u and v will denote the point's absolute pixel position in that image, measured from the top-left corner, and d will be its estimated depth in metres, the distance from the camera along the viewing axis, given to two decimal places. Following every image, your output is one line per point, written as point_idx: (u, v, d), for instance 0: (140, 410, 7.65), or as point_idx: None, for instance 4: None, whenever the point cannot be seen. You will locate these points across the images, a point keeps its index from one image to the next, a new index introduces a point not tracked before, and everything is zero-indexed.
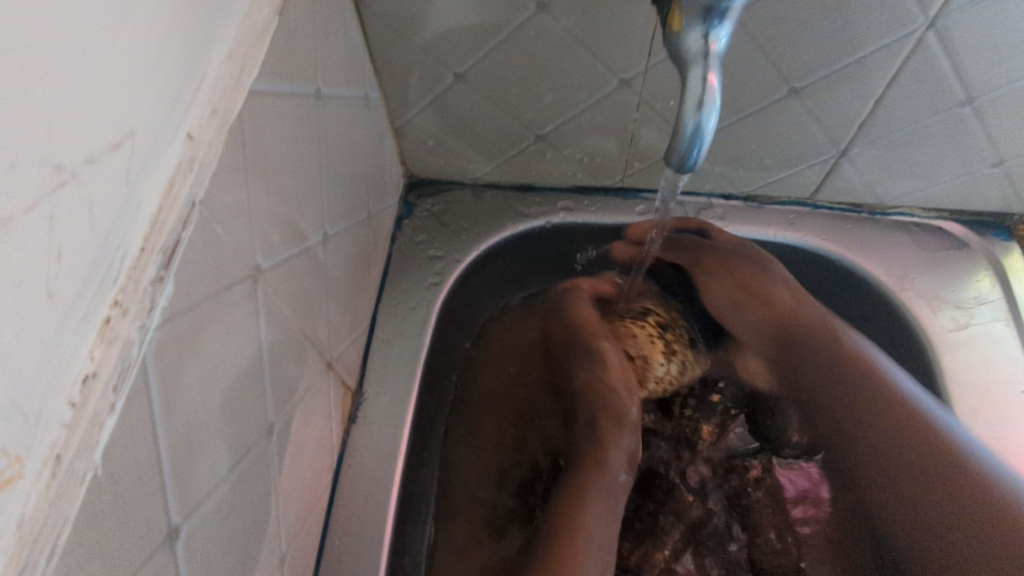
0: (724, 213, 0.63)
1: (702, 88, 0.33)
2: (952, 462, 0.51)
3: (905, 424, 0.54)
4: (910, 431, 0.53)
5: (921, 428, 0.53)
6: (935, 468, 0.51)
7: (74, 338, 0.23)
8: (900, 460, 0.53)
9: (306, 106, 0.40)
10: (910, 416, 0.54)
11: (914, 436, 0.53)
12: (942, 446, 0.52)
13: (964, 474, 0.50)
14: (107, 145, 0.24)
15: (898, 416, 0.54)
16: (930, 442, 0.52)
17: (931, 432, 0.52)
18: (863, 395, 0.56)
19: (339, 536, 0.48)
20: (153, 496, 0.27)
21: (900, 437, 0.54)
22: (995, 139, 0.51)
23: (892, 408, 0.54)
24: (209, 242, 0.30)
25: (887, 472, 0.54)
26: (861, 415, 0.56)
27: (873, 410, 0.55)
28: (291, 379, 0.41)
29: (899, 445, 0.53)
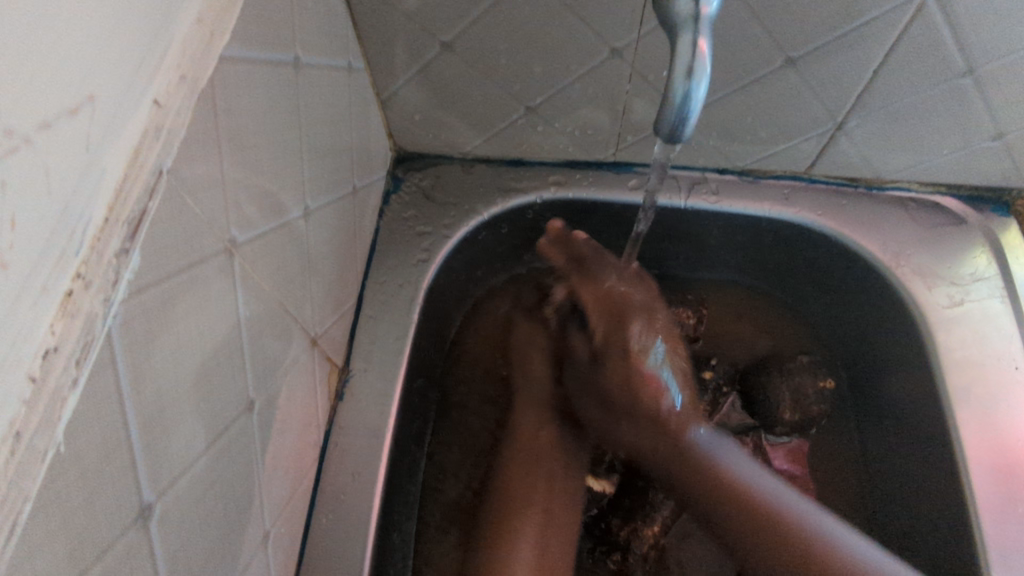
0: (718, 187, 0.61)
1: (692, 54, 0.31)
2: (781, 532, 0.50)
3: (683, 479, 0.54)
4: (721, 492, 0.52)
5: (750, 498, 0.52)
6: (778, 545, 0.50)
7: (33, 312, 0.22)
8: (714, 508, 0.53)
9: (283, 75, 0.38)
10: (706, 458, 0.53)
11: (729, 507, 0.52)
12: (801, 562, 0.49)
13: (819, 558, 0.49)
14: (64, 110, 0.23)
15: (687, 465, 0.53)
16: (743, 514, 0.52)
17: (721, 484, 0.52)
18: (678, 456, 0.53)
19: (326, 513, 0.48)
20: (123, 472, 0.26)
21: (749, 526, 0.52)
22: (995, 111, 0.50)
23: (716, 477, 0.53)
24: (178, 213, 0.29)
25: (751, 533, 0.51)
26: (707, 503, 0.53)
27: (705, 490, 0.53)
28: (273, 355, 0.40)
29: (761, 547, 0.51)
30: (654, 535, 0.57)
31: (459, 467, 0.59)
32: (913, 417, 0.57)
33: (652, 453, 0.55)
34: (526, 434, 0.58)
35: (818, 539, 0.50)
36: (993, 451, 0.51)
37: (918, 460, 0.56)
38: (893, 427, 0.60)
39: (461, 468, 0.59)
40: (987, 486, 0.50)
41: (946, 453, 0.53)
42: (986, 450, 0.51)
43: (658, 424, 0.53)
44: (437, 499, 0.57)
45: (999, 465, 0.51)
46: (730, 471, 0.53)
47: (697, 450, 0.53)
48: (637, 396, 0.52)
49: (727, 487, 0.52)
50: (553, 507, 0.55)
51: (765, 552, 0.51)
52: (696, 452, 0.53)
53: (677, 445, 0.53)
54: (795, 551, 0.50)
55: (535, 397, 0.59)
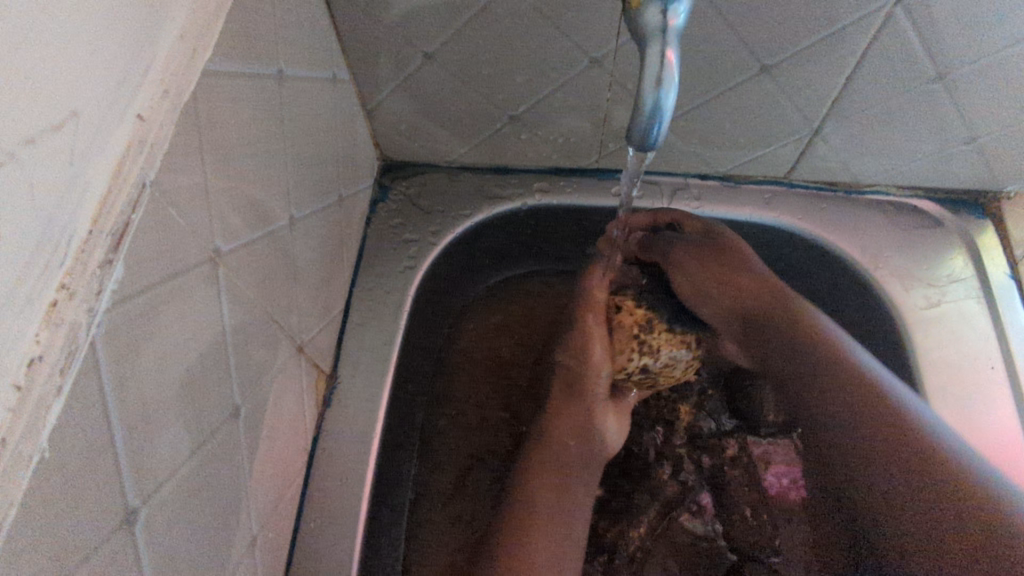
0: (701, 192, 0.63)
1: (661, 64, 0.32)
2: (930, 460, 0.50)
3: (821, 374, 0.56)
4: (880, 407, 0.53)
5: (883, 410, 0.53)
6: (922, 459, 0.50)
7: (18, 321, 0.22)
8: (835, 387, 0.55)
9: (267, 87, 0.39)
10: (814, 328, 0.58)
11: (868, 417, 0.53)
12: (926, 465, 0.50)
13: (934, 457, 0.50)
14: (48, 125, 0.23)
15: (847, 377, 0.55)
16: (888, 416, 0.52)
17: (879, 394, 0.53)
18: (745, 300, 0.60)
19: (314, 519, 0.48)
20: (108, 477, 0.27)
21: (901, 442, 0.52)
22: (967, 115, 0.51)
23: (876, 390, 0.53)
24: (162, 224, 0.30)
25: (887, 452, 0.52)
26: (851, 401, 0.54)
27: (842, 385, 0.55)
28: (260, 362, 0.41)
29: (878, 440, 0.53)
30: (640, 537, 0.60)
31: (459, 476, 0.59)
32: None
33: (757, 317, 0.60)
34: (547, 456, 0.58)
35: (963, 476, 0.49)
36: (971, 448, 0.53)
37: None
38: None
39: (463, 476, 0.59)
40: None
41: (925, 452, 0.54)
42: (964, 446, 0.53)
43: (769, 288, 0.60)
44: (425, 506, 0.57)
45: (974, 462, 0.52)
46: (856, 363, 0.56)
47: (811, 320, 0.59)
48: (783, 319, 0.59)
49: (848, 371, 0.55)
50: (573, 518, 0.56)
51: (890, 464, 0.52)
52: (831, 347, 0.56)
53: (801, 324, 0.58)
54: (928, 470, 0.50)
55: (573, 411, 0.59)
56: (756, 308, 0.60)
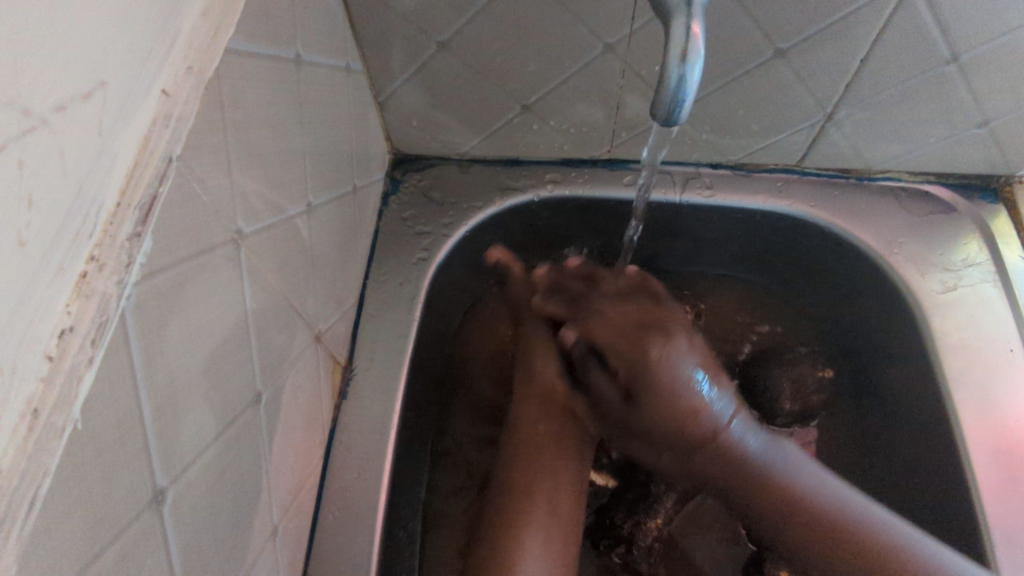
0: (713, 181, 0.62)
1: (686, 37, 0.32)
2: (848, 539, 0.46)
3: (765, 491, 0.48)
4: (774, 492, 0.47)
5: (780, 494, 0.47)
6: (839, 535, 0.46)
7: (50, 290, 0.22)
8: (740, 495, 0.49)
9: (285, 71, 0.39)
10: (723, 446, 0.46)
11: (762, 505, 0.48)
12: (855, 548, 0.46)
13: (830, 527, 0.47)
14: (77, 94, 0.23)
15: (741, 479, 0.48)
16: (821, 524, 0.47)
17: (788, 487, 0.47)
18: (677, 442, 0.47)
19: (332, 511, 0.48)
20: (138, 454, 0.26)
21: (822, 532, 0.47)
22: (980, 98, 0.51)
23: (752, 468, 0.47)
24: (188, 200, 0.29)
25: (815, 533, 0.47)
26: (763, 512, 0.49)
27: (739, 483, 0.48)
28: (279, 349, 0.40)
29: (827, 545, 0.47)
30: (657, 527, 0.59)
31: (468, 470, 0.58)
32: (912, 402, 0.58)
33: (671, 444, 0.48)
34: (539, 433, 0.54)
35: (875, 537, 0.46)
36: (992, 432, 0.52)
37: (918, 444, 0.57)
38: (893, 414, 0.60)
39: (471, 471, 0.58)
40: (987, 464, 0.51)
41: (947, 436, 0.53)
42: (985, 431, 0.52)
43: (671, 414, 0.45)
44: (444, 495, 0.57)
45: (998, 444, 0.51)
46: (792, 487, 0.47)
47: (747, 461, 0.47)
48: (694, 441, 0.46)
49: (756, 476, 0.47)
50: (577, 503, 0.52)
51: (831, 550, 0.47)
52: (745, 468, 0.47)
53: (693, 436, 0.46)
54: (850, 550, 0.46)
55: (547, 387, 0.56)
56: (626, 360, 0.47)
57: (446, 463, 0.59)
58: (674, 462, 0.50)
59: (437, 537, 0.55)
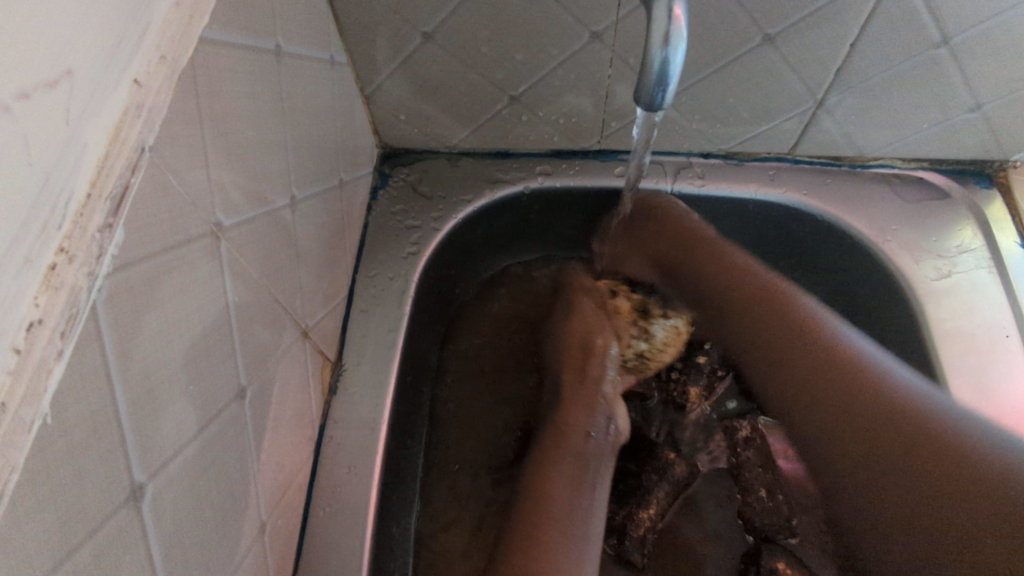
0: (705, 171, 0.62)
1: (668, 20, 0.31)
2: (873, 401, 0.48)
3: (806, 349, 0.52)
4: (857, 378, 0.49)
5: (865, 385, 0.48)
6: (854, 400, 0.48)
7: (16, 281, 0.22)
8: (808, 395, 0.51)
9: (265, 62, 0.38)
10: (830, 344, 0.51)
11: (835, 380, 0.50)
12: (906, 435, 0.45)
13: (909, 427, 0.45)
14: (42, 81, 0.23)
15: (791, 328, 0.53)
16: (840, 392, 0.49)
17: (845, 361, 0.50)
18: (795, 330, 0.53)
19: (323, 508, 0.47)
20: (113, 449, 0.26)
21: (882, 412, 0.47)
22: (972, 81, 0.51)
23: (814, 337, 0.52)
24: (162, 191, 0.29)
25: (818, 399, 0.51)
26: (829, 390, 0.50)
27: (803, 361, 0.52)
28: (264, 344, 0.40)
29: (866, 440, 0.47)
30: (651, 519, 0.58)
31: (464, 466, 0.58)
32: None
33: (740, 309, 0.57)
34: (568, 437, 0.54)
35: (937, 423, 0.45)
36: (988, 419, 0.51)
37: None
38: None
39: (466, 466, 0.58)
40: None
41: None
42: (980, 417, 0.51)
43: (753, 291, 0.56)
44: (440, 495, 0.57)
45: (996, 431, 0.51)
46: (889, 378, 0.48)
47: (838, 350, 0.51)
48: (796, 331, 0.53)
49: (837, 361, 0.50)
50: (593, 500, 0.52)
51: (835, 412, 0.49)
52: (846, 356, 0.50)
53: (793, 325, 0.53)
54: (901, 417, 0.46)
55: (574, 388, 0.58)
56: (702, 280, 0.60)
57: (440, 462, 0.58)
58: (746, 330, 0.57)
59: (434, 538, 0.55)
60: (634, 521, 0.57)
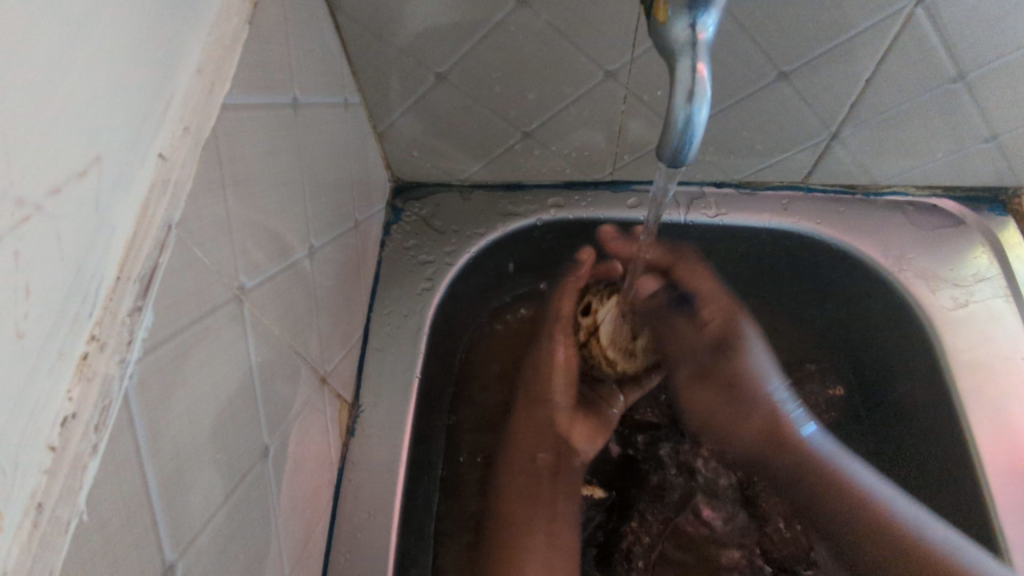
0: (717, 201, 0.62)
1: (692, 79, 0.32)
2: (896, 530, 0.54)
3: (778, 452, 0.60)
4: (790, 465, 0.60)
5: (891, 538, 0.54)
6: (882, 529, 0.55)
7: (49, 380, 0.22)
8: (836, 525, 0.58)
9: (284, 117, 0.38)
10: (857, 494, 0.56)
11: (842, 517, 0.57)
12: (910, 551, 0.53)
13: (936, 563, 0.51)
14: (73, 172, 0.23)
15: (814, 487, 0.58)
16: (817, 488, 0.58)
17: (856, 495, 0.56)
18: (842, 524, 0.57)
19: (343, 554, 0.47)
20: (146, 532, 0.26)
21: (870, 532, 0.56)
22: (988, 114, 0.51)
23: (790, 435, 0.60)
24: (189, 265, 0.29)
25: (839, 495, 0.57)
26: (833, 499, 0.57)
27: (837, 523, 0.58)
28: (284, 398, 0.39)
29: (897, 551, 0.54)
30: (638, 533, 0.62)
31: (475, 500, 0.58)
32: (923, 419, 0.57)
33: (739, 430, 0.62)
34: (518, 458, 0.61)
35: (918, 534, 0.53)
36: (1009, 455, 0.52)
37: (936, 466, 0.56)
38: (905, 430, 0.59)
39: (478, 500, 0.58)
40: (1006, 489, 0.51)
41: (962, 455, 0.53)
42: (1002, 453, 0.52)
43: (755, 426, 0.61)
44: (459, 518, 0.57)
45: (1018, 466, 0.52)
46: (853, 481, 0.57)
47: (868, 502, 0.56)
48: (862, 528, 0.56)
49: (863, 520, 0.56)
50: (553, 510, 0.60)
51: (902, 544, 0.54)
52: (862, 512, 0.56)
53: (777, 441, 0.61)
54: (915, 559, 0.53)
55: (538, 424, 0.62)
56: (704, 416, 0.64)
57: (461, 487, 0.58)
58: (747, 451, 0.63)
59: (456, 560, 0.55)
60: (624, 538, 0.62)
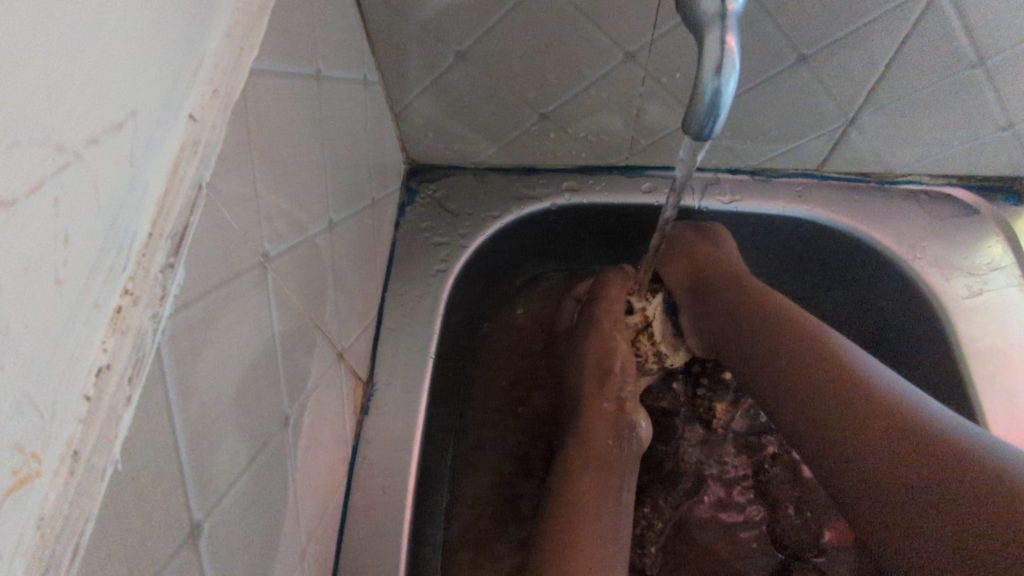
0: (732, 188, 0.62)
1: (721, 51, 0.31)
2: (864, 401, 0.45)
3: (780, 354, 0.51)
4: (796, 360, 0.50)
5: (882, 403, 0.44)
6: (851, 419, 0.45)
7: (86, 330, 0.22)
8: (813, 434, 0.47)
9: (307, 87, 0.38)
10: (829, 356, 0.49)
11: (811, 386, 0.48)
12: (894, 448, 0.42)
13: (917, 429, 0.42)
14: (109, 125, 0.22)
15: (794, 359, 0.50)
16: (809, 378, 0.48)
17: (829, 357, 0.48)
18: (793, 376, 0.49)
19: (357, 530, 0.47)
20: (174, 490, 0.26)
21: (864, 407, 0.45)
22: (1006, 102, 0.51)
23: (793, 333, 0.51)
24: (217, 227, 0.29)
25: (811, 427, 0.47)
26: (820, 419, 0.46)
27: (804, 354, 0.49)
28: (303, 370, 0.39)
29: (834, 437, 0.45)
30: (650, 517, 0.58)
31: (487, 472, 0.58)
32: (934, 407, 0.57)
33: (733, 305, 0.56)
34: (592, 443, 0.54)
35: (916, 414, 0.43)
36: None
37: None
38: None
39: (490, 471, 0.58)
40: None
41: None
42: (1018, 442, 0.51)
43: (750, 307, 0.55)
44: (481, 488, 0.58)
45: None
46: (838, 351, 0.49)
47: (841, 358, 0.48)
48: (833, 380, 0.47)
49: (848, 397, 0.46)
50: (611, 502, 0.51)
51: (869, 449, 0.43)
52: (853, 400, 0.45)
53: (744, 321, 0.55)
54: (898, 420, 0.43)
55: (606, 409, 0.56)
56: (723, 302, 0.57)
57: (475, 461, 0.59)
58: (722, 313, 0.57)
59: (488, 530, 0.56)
60: (638, 523, 0.58)
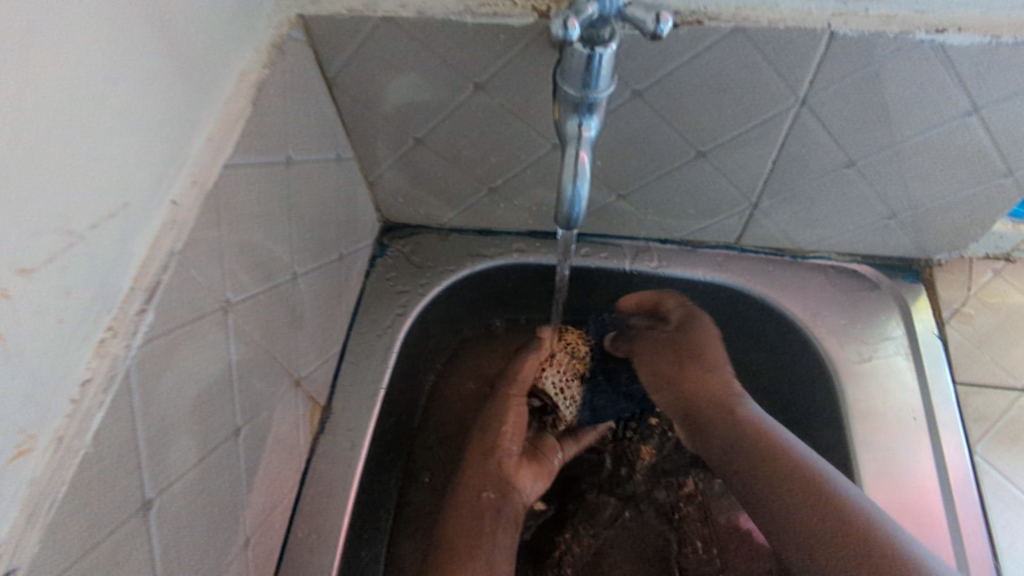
0: (660, 255, 0.70)
1: (574, 163, 0.41)
2: (833, 511, 0.49)
3: (771, 463, 0.55)
4: (777, 465, 0.55)
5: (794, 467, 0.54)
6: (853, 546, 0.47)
7: (77, 353, 0.32)
8: (770, 486, 0.54)
9: (277, 171, 0.49)
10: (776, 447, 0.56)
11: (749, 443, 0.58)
12: (786, 473, 0.54)
13: (829, 499, 0.50)
14: (108, 214, 0.33)
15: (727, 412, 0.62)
16: (786, 474, 0.54)
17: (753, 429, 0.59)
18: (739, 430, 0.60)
19: (302, 530, 0.56)
20: (132, 472, 0.35)
21: (764, 455, 0.56)
22: (884, 195, 0.59)
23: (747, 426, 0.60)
24: (186, 282, 0.39)
25: (773, 497, 0.53)
26: (759, 471, 0.56)
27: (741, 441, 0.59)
28: (260, 392, 0.49)
29: (768, 486, 0.54)
30: (568, 542, 0.67)
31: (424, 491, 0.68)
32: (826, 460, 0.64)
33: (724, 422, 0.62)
34: (465, 497, 0.62)
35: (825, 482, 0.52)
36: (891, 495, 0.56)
37: None
38: None
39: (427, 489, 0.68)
40: None
41: None
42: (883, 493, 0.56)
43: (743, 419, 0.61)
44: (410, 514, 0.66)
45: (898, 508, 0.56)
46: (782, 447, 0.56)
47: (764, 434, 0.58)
48: (766, 453, 0.56)
49: (774, 462, 0.55)
50: (496, 542, 0.59)
51: (812, 513, 0.50)
52: (773, 465, 0.55)
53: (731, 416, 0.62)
54: (803, 485, 0.52)
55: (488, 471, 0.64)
56: (717, 416, 0.63)
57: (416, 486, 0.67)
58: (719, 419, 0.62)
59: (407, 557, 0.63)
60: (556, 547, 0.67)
